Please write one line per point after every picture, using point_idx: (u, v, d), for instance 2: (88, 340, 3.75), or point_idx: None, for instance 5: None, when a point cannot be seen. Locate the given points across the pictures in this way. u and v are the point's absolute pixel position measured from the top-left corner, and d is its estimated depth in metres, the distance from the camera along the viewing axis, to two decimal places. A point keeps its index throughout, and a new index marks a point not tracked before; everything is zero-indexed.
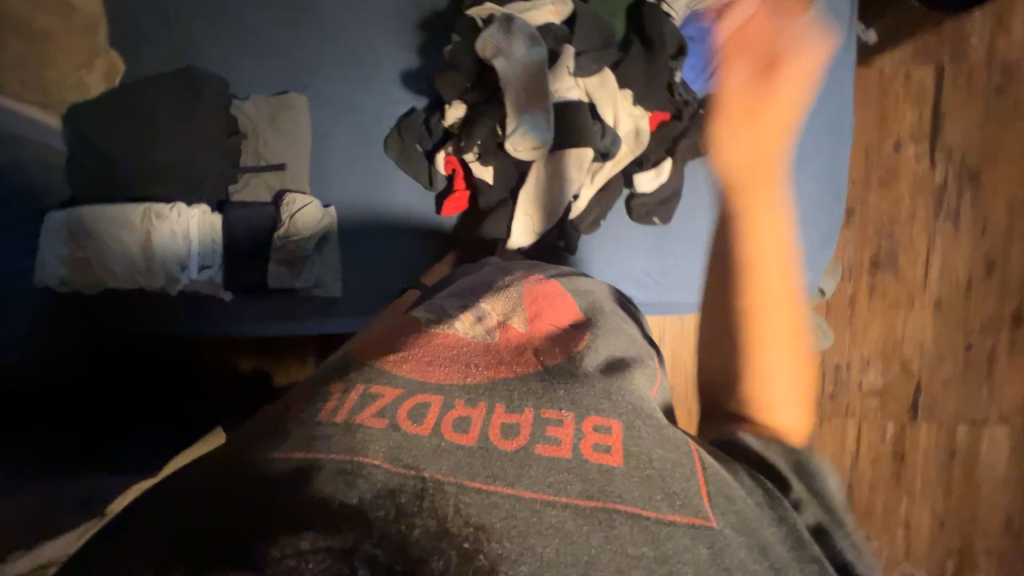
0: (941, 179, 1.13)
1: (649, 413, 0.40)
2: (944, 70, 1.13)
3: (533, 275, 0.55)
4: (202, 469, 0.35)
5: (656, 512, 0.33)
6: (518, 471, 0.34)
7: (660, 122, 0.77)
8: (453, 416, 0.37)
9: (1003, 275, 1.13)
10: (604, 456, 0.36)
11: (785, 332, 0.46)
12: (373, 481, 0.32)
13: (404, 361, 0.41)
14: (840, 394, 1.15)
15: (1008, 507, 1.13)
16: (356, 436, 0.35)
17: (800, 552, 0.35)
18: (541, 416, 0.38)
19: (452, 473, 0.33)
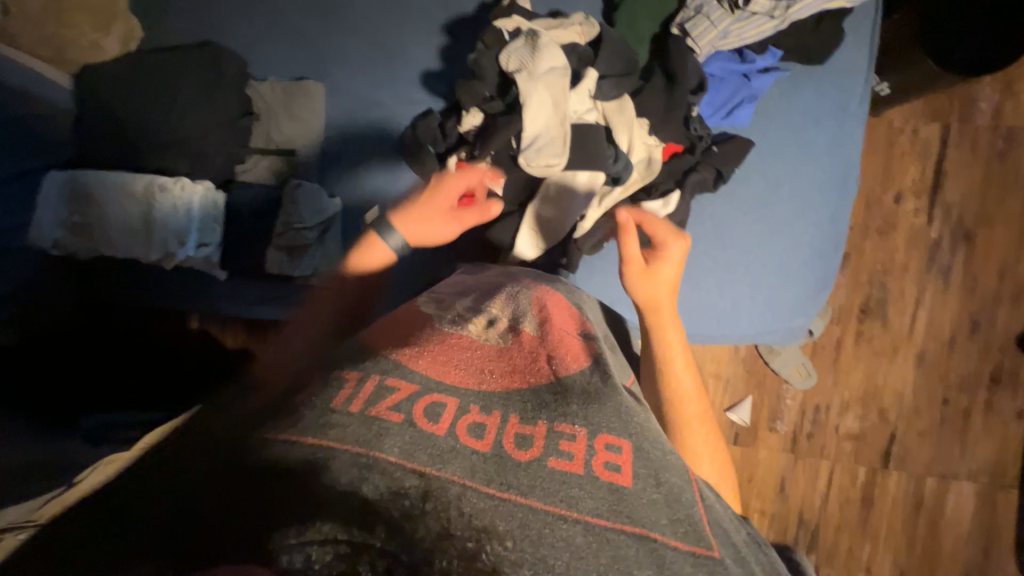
0: (937, 235, 1.16)
1: (652, 437, 0.47)
2: (950, 129, 1.15)
3: (541, 286, 0.61)
4: (232, 452, 0.42)
5: (661, 536, 0.39)
6: (531, 481, 0.39)
7: (672, 153, 0.77)
8: (468, 420, 0.43)
9: (986, 335, 1.15)
10: (614, 473, 0.42)
11: (698, 413, 0.65)
12: (386, 477, 0.38)
13: (420, 356, 0.47)
14: (817, 434, 1.17)
15: (968, 562, 1.14)
16: (374, 427, 0.40)
17: None
18: (555, 430, 0.43)
19: (465, 476, 0.39)
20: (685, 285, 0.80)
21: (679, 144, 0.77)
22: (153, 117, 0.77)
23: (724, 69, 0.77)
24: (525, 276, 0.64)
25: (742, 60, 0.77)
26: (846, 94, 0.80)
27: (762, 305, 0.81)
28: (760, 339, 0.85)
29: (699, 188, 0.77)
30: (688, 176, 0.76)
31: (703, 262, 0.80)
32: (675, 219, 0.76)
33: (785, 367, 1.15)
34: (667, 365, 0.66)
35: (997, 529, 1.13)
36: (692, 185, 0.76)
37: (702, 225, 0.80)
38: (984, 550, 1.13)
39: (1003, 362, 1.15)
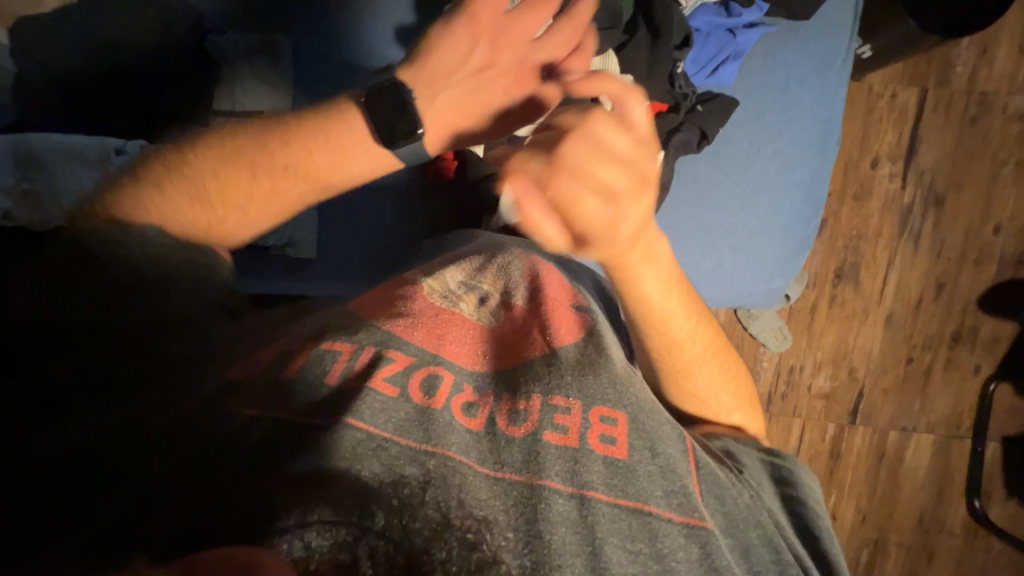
0: (909, 200, 1.18)
1: (650, 408, 0.49)
2: (928, 93, 1.16)
3: (532, 258, 0.61)
4: (211, 435, 0.39)
5: (656, 509, 0.43)
6: (526, 456, 0.42)
7: (657, 113, 0.75)
8: (462, 399, 0.45)
9: (950, 297, 1.20)
10: (609, 446, 0.44)
11: (704, 350, 0.61)
12: (388, 458, 0.39)
13: (414, 328, 0.50)
14: (790, 394, 1.21)
15: (923, 508, 1.22)
16: (373, 400, 0.43)
17: (775, 552, 0.46)
18: (550, 403, 0.45)
19: (461, 452, 0.41)
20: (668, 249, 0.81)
21: (664, 103, 0.74)
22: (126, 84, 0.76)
23: (710, 23, 0.76)
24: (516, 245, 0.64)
25: (728, 14, 0.76)
26: (830, 51, 0.79)
27: (743, 268, 0.82)
28: (739, 302, 0.87)
29: (683, 149, 0.76)
30: (672, 136, 0.74)
31: (686, 226, 0.80)
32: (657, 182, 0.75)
33: (762, 331, 1.18)
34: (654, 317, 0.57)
35: (952, 476, 1.21)
36: (675, 147, 0.74)
37: (684, 187, 0.80)
38: (938, 496, 1.21)
39: (964, 321, 1.20)
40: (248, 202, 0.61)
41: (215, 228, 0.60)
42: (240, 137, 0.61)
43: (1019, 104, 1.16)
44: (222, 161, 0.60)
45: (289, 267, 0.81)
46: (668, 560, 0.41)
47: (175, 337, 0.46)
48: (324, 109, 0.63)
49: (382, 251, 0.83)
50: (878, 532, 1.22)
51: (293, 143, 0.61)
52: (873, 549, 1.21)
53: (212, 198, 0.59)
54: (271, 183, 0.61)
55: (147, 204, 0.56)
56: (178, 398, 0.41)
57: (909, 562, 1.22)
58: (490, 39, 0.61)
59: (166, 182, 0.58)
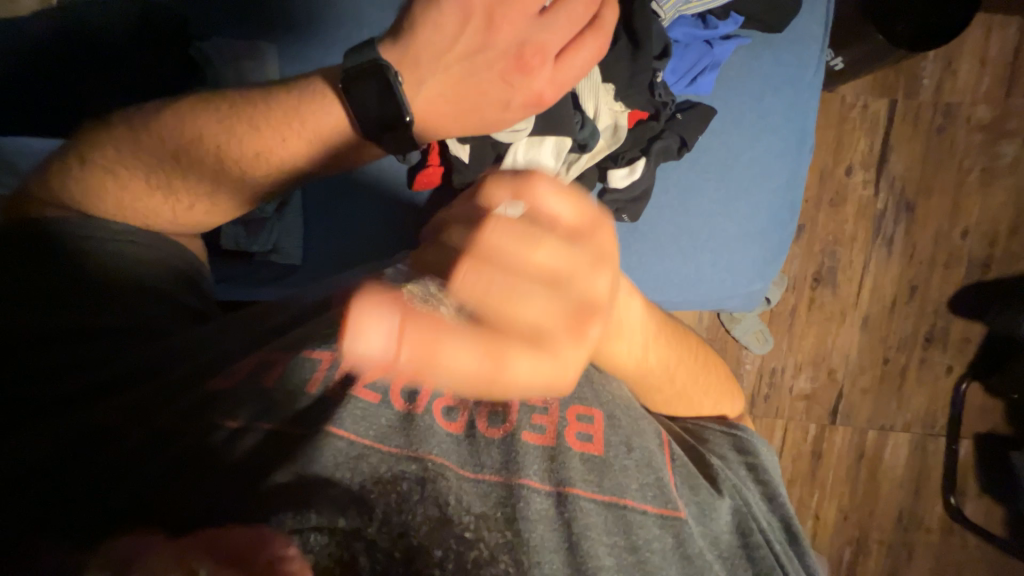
0: (882, 206, 1.22)
1: (627, 404, 0.50)
2: (897, 104, 1.21)
3: None
4: (207, 439, 0.40)
5: (632, 502, 0.43)
6: (505, 457, 0.42)
7: (638, 120, 0.77)
8: (441, 402, 0.43)
9: (923, 299, 1.24)
10: (586, 444, 0.45)
11: (687, 365, 0.57)
12: (372, 465, 0.39)
13: None
14: (773, 396, 1.24)
15: (902, 505, 1.25)
16: (353, 408, 0.41)
17: (746, 538, 0.48)
18: (530, 404, 0.45)
19: (444, 456, 0.40)
20: (651, 254, 0.83)
21: (644, 111, 0.77)
22: (109, 92, 0.76)
23: (688, 34, 0.78)
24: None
25: (705, 27, 0.78)
26: (803, 62, 0.82)
27: (723, 271, 0.84)
28: (721, 305, 0.89)
29: (664, 156, 0.78)
30: (652, 144, 0.76)
31: (668, 230, 0.82)
32: (641, 187, 0.77)
33: (745, 334, 1.20)
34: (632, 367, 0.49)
35: (928, 474, 1.25)
36: (656, 154, 0.76)
37: (666, 192, 0.82)
38: (916, 494, 1.24)
39: (936, 323, 1.25)
40: (215, 189, 0.62)
41: (178, 217, 0.62)
42: (202, 120, 0.60)
43: (982, 115, 1.22)
44: (180, 146, 0.60)
45: (274, 274, 0.81)
46: (641, 551, 0.42)
47: (156, 353, 0.49)
48: (300, 94, 0.62)
49: (368, 257, 0.82)
50: (859, 530, 1.24)
51: (263, 129, 0.60)
52: (855, 547, 1.24)
53: (174, 185, 0.61)
54: (241, 172, 0.62)
55: (104, 192, 0.59)
56: (168, 403, 0.43)
57: (889, 558, 1.25)
58: (485, 20, 0.58)
59: (123, 172, 0.60)
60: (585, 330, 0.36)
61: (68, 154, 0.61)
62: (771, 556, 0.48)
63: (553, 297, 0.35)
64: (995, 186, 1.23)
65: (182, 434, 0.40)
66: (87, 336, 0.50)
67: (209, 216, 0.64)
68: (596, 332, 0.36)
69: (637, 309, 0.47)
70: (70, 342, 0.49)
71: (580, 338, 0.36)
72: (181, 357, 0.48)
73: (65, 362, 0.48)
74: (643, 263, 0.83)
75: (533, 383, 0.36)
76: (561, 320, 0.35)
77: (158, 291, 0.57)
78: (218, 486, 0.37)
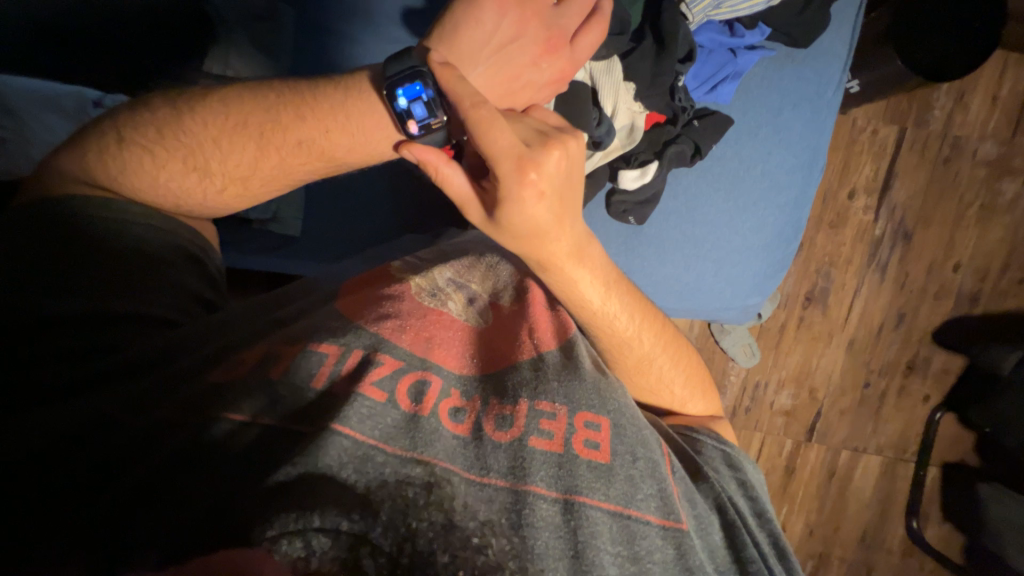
0: (880, 232, 1.24)
1: (633, 414, 0.49)
2: (906, 132, 1.21)
3: (523, 267, 0.63)
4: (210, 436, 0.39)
5: (636, 512, 0.43)
6: (511, 463, 0.41)
7: (654, 122, 0.77)
8: (449, 404, 0.45)
9: (909, 328, 1.26)
10: (593, 451, 0.44)
11: (657, 338, 0.62)
12: (376, 467, 0.38)
13: (402, 331, 0.48)
14: (754, 409, 1.26)
15: (865, 524, 1.28)
16: (361, 405, 0.41)
17: (743, 558, 0.48)
18: (537, 409, 0.45)
19: (448, 460, 0.40)
20: (653, 259, 0.83)
21: (662, 114, 0.76)
22: (118, 44, 0.76)
23: (714, 40, 0.76)
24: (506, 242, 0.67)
25: (731, 34, 0.77)
26: (824, 80, 0.82)
27: (724, 282, 0.84)
28: (716, 316, 0.90)
29: (677, 161, 0.76)
30: (667, 148, 0.75)
31: (673, 238, 0.82)
32: (650, 191, 0.76)
33: (733, 346, 1.21)
34: (592, 310, 0.58)
35: (894, 497, 1.28)
36: (670, 159, 0.75)
37: (675, 198, 0.81)
38: (880, 514, 1.28)
39: (919, 351, 1.27)
40: (251, 174, 0.59)
41: (210, 199, 0.59)
42: (250, 107, 0.58)
43: (987, 151, 1.23)
44: (224, 131, 0.57)
45: (269, 244, 0.80)
46: (642, 561, 0.41)
47: (161, 344, 0.47)
48: (339, 83, 0.60)
49: (367, 237, 0.82)
50: (822, 545, 1.28)
51: (309, 118, 0.58)
52: (817, 560, 1.27)
53: (210, 167, 0.57)
54: (281, 158, 0.59)
55: (139, 170, 0.55)
56: (174, 393, 0.42)
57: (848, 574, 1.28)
58: (519, 9, 0.59)
59: (161, 150, 0.56)
60: (549, 144, 0.49)
61: (105, 127, 0.57)
62: (764, 569, 0.47)
63: (527, 130, 0.51)
64: (992, 223, 1.24)
65: (188, 425, 0.39)
66: (97, 324, 0.47)
67: (238, 200, 0.61)
68: (560, 152, 0.48)
69: (596, 256, 0.57)
70: (78, 332, 0.46)
71: (546, 147, 0.48)
72: (183, 348, 0.46)
73: (70, 350, 0.44)
74: (645, 268, 0.83)
75: (507, 148, 0.47)
76: (534, 137, 0.50)
77: (172, 282, 0.53)
78: (217, 479, 0.37)
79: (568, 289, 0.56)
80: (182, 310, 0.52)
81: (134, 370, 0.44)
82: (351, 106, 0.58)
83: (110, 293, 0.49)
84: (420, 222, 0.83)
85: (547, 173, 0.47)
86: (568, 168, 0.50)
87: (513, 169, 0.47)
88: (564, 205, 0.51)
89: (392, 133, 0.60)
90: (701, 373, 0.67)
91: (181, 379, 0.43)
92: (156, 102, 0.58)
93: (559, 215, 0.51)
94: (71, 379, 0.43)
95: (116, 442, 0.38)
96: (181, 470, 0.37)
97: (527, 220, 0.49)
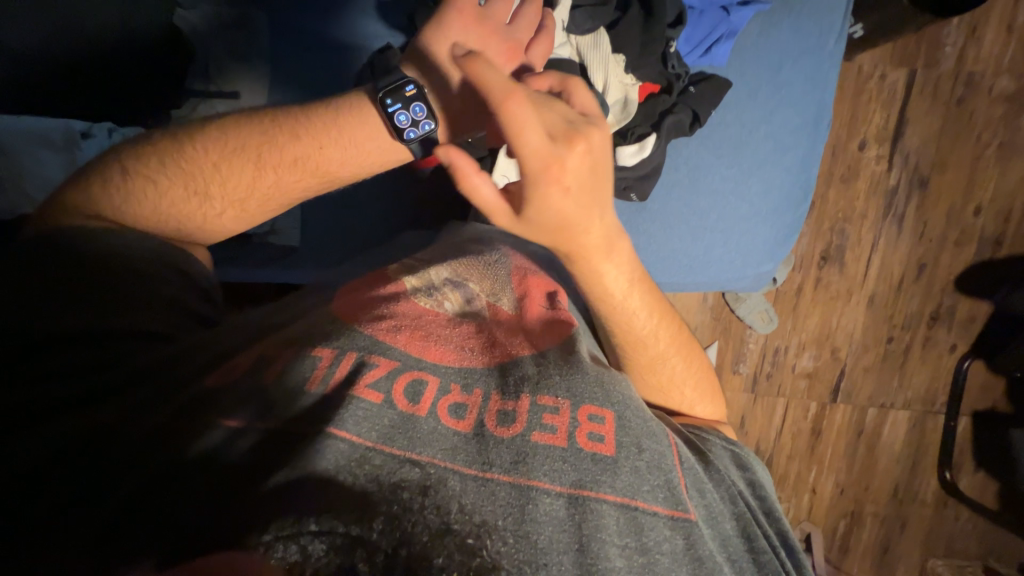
0: (895, 181, 1.19)
1: (636, 405, 0.48)
2: (916, 74, 1.16)
3: (521, 266, 0.62)
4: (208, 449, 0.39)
5: (643, 504, 0.42)
6: (514, 458, 0.40)
7: (649, 93, 0.73)
8: (449, 401, 0.44)
9: (930, 278, 1.23)
10: (597, 443, 0.43)
11: (675, 336, 0.62)
12: (373, 470, 0.38)
13: (399, 332, 0.48)
14: (775, 374, 1.24)
15: (897, 479, 1.27)
16: (357, 408, 0.41)
17: (753, 544, 0.47)
18: (539, 403, 0.44)
19: (448, 459, 0.40)
20: (659, 234, 0.80)
21: (656, 84, 0.73)
22: None
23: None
24: (503, 242, 0.67)
25: None
26: (824, 31, 0.78)
27: (733, 253, 0.82)
28: (728, 286, 0.87)
29: (676, 132, 0.74)
30: (664, 119, 0.72)
31: (679, 214, 0.80)
32: (650, 164, 0.74)
33: (749, 313, 1.20)
34: (614, 302, 0.58)
35: (924, 450, 1.26)
36: (667, 130, 0.73)
37: (677, 170, 0.79)
38: (912, 467, 1.26)
39: (943, 302, 1.23)
40: (248, 196, 0.59)
41: (208, 222, 0.58)
42: (246, 131, 0.58)
43: (1005, 86, 1.17)
44: (223, 156, 0.57)
45: (271, 257, 0.80)
46: (651, 553, 0.40)
47: (154, 359, 0.46)
48: (335, 102, 0.60)
49: (368, 242, 0.82)
50: (854, 504, 1.27)
51: (304, 136, 0.58)
52: (850, 519, 1.27)
53: (210, 191, 0.57)
54: (277, 178, 0.58)
55: (142, 197, 0.55)
56: (168, 401, 0.42)
57: (882, 530, 1.27)
58: (477, 26, 0.59)
59: (162, 177, 0.56)
60: (573, 139, 0.44)
61: (108, 160, 0.57)
62: (776, 561, 0.47)
63: (552, 111, 0.45)
64: (1013, 162, 1.19)
65: (179, 436, 0.39)
66: (85, 343, 0.45)
67: (238, 222, 0.61)
68: (583, 147, 0.44)
69: (626, 251, 0.56)
70: (68, 351, 0.44)
71: (569, 142, 0.44)
72: (170, 365, 0.45)
73: (63, 370, 0.43)
74: (651, 245, 0.81)
75: (532, 150, 0.42)
76: (557, 126, 0.44)
77: (150, 294, 0.50)
78: (209, 491, 0.36)
79: (592, 282, 0.57)
80: (166, 323, 0.50)
81: (116, 389, 0.43)
82: (357, 110, 0.59)
83: (102, 313, 0.47)
84: (421, 221, 0.82)
85: (571, 170, 0.44)
86: (593, 159, 0.45)
87: (536, 174, 0.43)
88: (591, 197, 0.47)
89: (382, 142, 0.60)
90: (710, 376, 0.66)
91: (172, 392, 0.43)
92: (157, 134, 0.58)
93: (585, 207, 0.48)
94: (56, 401, 0.41)
95: (110, 455, 0.38)
96: (176, 478, 0.37)
97: (553, 216, 0.47)
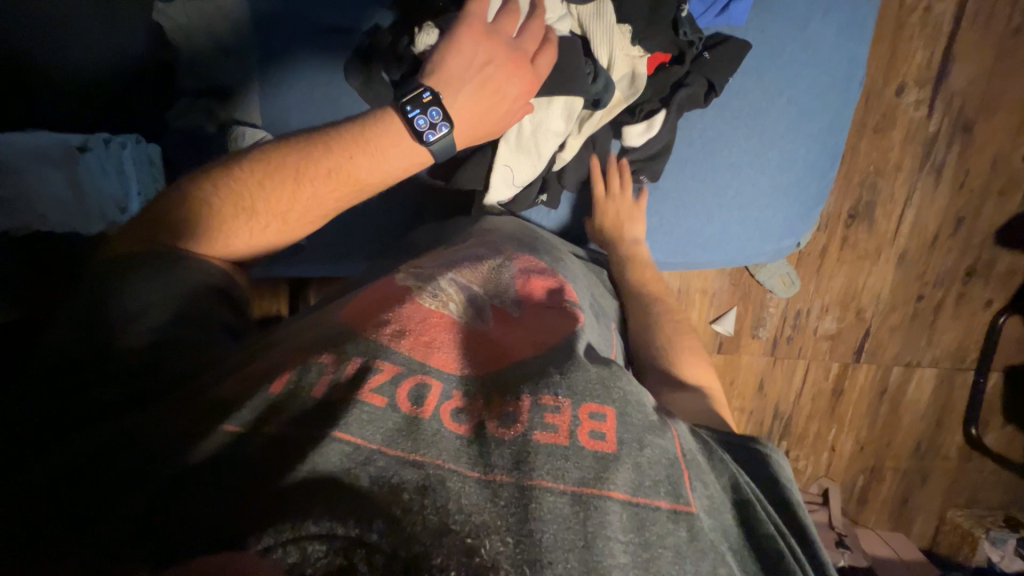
0: (935, 128, 1.09)
1: (638, 401, 0.48)
2: (966, 3, 1.03)
3: (529, 273, 0.63)
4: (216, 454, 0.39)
5: (644, 499, 0.42)
6: (517, 458, 0.41)
7: (659, 63, 0.70)
8: (451, 404, 0.44)
9: (969, 231, 1.15)
10: (598, 441, 0.43)
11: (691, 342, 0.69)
12: (375, 470, 0.38)
13: (402, 336, 0.48)
14: (796, 337, 1.22)
15: (920, 435, 1.26)
16: (362, 411, 0.42)
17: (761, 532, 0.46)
18: (540, 403, 0.44)
19: (450, 460, 0.40)
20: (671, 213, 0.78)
21: (666, 53, 0.69)
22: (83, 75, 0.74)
23: None
24: (509, 246, 0.67)
25: None
26: None
27: (749, 228, 0.78)
28: (745, 262, 0.82)
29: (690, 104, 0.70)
30: (676, 93, 0.69)
31: (693, 194, 0.76)
32: (660, 142, 0.71)
33: (769, 278, 1.16)
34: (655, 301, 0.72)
35: (951, 406, 1.25)
36: (681, 103, 0.69)
37: (689, 144, 0.74)
38: (936, 423, 1.25)
39: (981, 255, 1.17)
40: (289, 209, 0.57)
41: (254, 237, 0.57)
42: (286, 150, 0.58)
43: None
44: (263, 172, 0.57)
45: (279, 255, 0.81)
46: (655, 548, 0.40)
47: (169, 367, 0.47)
48: (369, 120, 0.60)
49: (374, 234, 0.82)
50: (874, 459, 1.28)
51: (336, 146, 0.57)
52: (869, 474, 1.28)
53: (256, 207, 0.56)
54: (314, 191, 0.57)
55: (177, 206, 0.56)
56: (185, 405, 0.44)
57: (903, 484, 1.28)
58: (487, 39, 0.59)
59: (214, 199, 0.56)
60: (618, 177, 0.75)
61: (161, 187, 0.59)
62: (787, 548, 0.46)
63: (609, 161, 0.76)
64: None
65: (183, 444, 0.40)
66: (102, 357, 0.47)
67: (277, 238, 0.59)
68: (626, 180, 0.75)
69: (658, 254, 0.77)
70: (87, 369, 0.46)
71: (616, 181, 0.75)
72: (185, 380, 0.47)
73: (86, 380, 0.45)
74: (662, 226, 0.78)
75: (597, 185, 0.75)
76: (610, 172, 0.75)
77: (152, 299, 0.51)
78: (216, 493, 0.37)
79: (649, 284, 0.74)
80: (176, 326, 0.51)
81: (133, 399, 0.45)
82: (399, 125, 0.59)
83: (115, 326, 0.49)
84: (425, 210, 0.82)
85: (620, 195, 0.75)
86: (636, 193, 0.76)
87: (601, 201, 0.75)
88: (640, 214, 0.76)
89: (405, 148, 0.60)
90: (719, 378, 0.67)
91: (194, 396, 0.45)
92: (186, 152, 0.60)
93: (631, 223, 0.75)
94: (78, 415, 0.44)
95: (121, 461, 0.40)
96: (184, 484, 0.38)
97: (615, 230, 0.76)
